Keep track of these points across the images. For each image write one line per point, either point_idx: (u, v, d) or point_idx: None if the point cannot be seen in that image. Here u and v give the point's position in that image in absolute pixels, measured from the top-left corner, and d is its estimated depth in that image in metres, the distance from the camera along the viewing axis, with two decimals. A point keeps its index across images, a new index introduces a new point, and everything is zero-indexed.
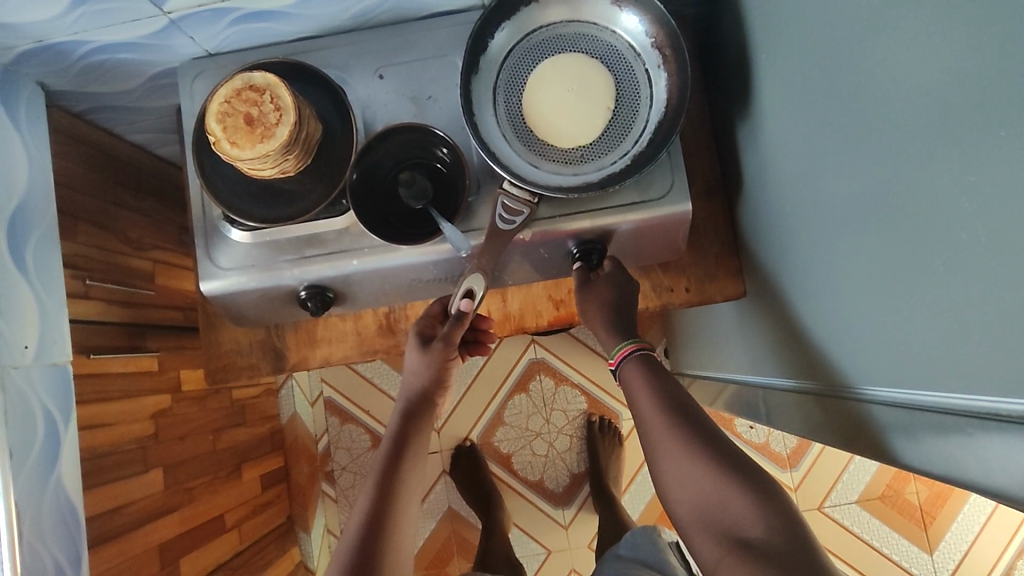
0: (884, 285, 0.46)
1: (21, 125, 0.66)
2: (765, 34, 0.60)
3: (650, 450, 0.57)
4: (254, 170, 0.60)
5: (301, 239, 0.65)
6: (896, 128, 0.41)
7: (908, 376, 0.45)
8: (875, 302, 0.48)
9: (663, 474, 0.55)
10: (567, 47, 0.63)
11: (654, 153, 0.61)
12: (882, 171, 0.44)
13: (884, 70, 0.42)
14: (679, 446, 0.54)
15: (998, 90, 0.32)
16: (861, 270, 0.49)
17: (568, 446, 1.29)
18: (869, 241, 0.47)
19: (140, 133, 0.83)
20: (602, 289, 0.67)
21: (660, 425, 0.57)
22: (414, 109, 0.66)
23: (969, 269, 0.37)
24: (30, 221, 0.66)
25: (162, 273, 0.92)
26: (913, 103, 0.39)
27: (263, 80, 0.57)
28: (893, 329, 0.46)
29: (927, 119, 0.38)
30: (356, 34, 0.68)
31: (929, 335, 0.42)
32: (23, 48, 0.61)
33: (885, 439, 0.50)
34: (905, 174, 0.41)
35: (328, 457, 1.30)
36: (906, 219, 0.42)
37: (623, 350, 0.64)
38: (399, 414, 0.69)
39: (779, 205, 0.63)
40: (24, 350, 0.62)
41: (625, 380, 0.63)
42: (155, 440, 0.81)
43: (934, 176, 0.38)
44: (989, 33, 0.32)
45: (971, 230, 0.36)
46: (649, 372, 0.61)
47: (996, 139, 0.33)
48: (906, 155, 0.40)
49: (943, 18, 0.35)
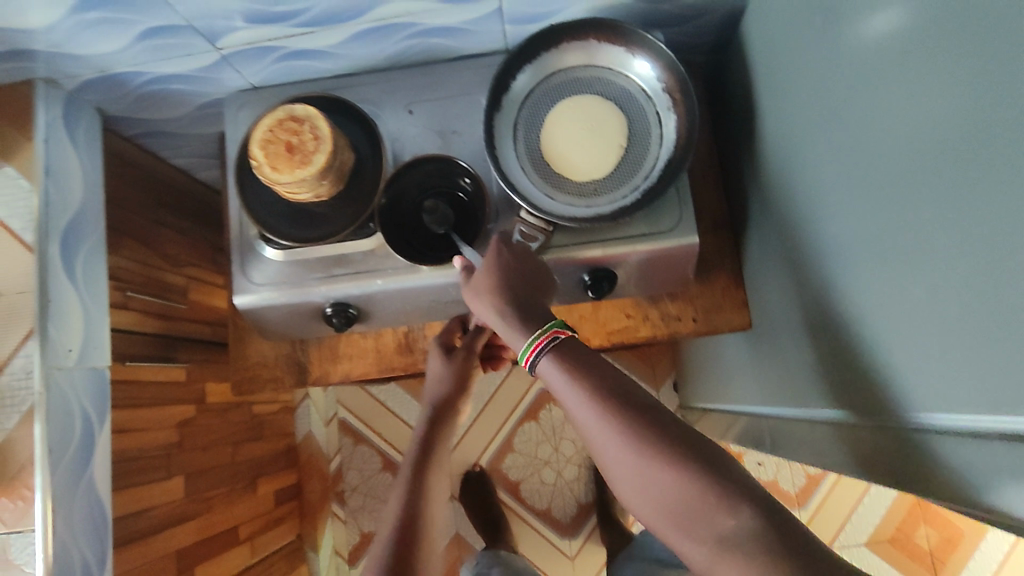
0: (894, 316, 0.49)
1: (79, 143, 0.71)
2: (774, 82, 0.64)
3: (594, 450, 0.50)
4: (290, 193, 0.65)
5: (329, 259, 0.70)
6: (905, 167, 0.45)
7: (916, 403, 0.48)
8: (885, 332, 0.51)
9: (618, 478, 0.48)
10: (583, 90, 0.68)
11: (663, 188, 0.65)
12: (891, 209, 0.47)
13: (893, 115, 0.45)
14: (622, 445, 0.47)
15: (1002, 134, 0.35)
16: (874, 304, 0.52)
17: (576, 476, 1.30)
18: (880, 275, 0.50)
19: (183, 157, 0.89)
20: (477, 283, 0.60)
21: (597, 422, 0.49)
22: (441, 142, 0.71)
23: (973, 298, 0.39)
24: (84, 232, 0.71)
25: (196, 290, 0.97)
26: (922, 146, 0.42)
27: (303, 112, 0.63)
28: (901, 357, 0.49)
29: (934, 161, 0.41)
30: (389, 72, 0.73)
31: (934, 362, 0.44)
32: (88, 77, 0.68)
33: (889, 465, 0.53)
34: (914, 210, 0.44)
35: (339, 477, 1.33)
36: (917, 251, 0.45)
37: (537, 343, 0.55)
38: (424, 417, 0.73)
39: (790, 240, 0.67)
40: (68, 353, 0.66)
41: (546, 377, 0.54)
42: (179, 448, 0.85)
43: (942, 212, 0.41)
44: (995, 84, 0.36)
45: (976, 261, 0.39)
46: (569, 359, 0.53)
47: (1000, 177, 0.36)
48: (917, 193, 0.44)
49: (955, 69, 0.39)
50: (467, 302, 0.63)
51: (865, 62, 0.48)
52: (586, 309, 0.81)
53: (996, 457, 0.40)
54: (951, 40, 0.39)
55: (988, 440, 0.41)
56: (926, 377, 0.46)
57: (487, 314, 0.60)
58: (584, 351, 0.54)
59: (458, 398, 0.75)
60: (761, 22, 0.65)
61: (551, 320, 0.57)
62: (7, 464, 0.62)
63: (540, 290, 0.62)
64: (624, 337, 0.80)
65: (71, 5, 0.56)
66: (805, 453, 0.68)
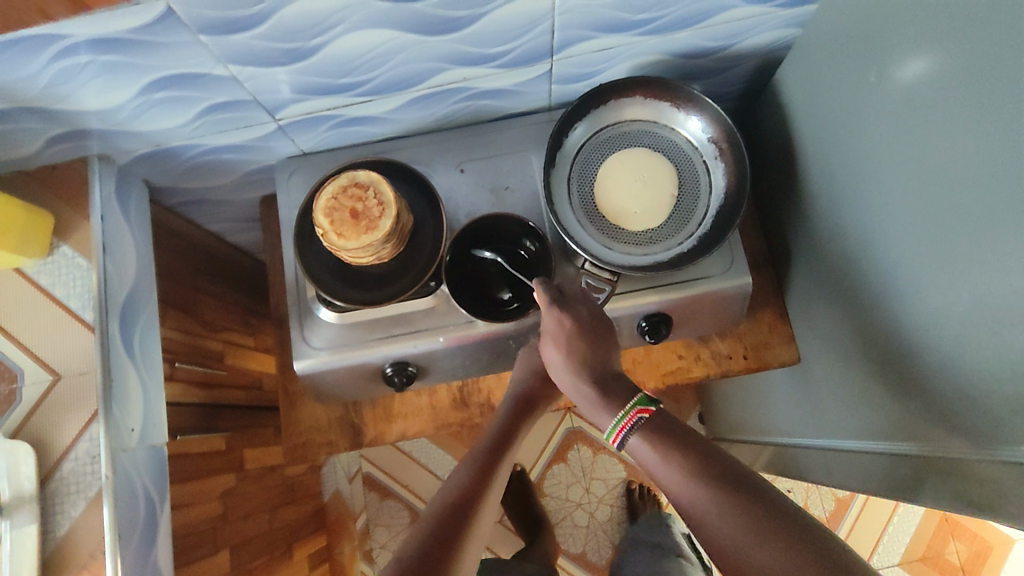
0: (959, 350, 0.52)
1: (131, 216, 0.71)
2: (814, 127, 0.68)
3: (694, 528, 0.49)
4: (354, 259, 0.65)
5: (390, 318, 0.70)
6: (966, 212, 0.48)
7: (988, 434, 0.50)
8: (950, 365, 0.53)
9: (723, 557, 0.47)
10: (632, 143, 0.70)
11: (718, 234, 0.67)
12: (956, 249, 0.50)
13: (948, 164, 0.49)
14: (722, 520, 0.46)
15: None
16: (935, 338, 0.55)
17: (610, 518, 1.29)
18: (944, 310, 0.53)
19: (220, 220, 0.89)
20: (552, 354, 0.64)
21: (694, 497, 0.49)
22: (493, 199, 0.73)
23: None
24: (138, 307, 0.70)
25: (232, 354, 0.95)
26: (981, 190, 0.46)
27: (367, 178, 0.64)
28: (971, 391, 0.51)
29: (997, 206, 0.45)
30: (438, 134, 0.75)
31: (1008, 394, 0.47)
32: (140, 151, 0.68)
33: (963, 494, 0.54)
34: (983, 252, 0.47)
35: (367, 535, 1.32)
36: (988, 285, 0.47)
37: (622, 423, 0.56)
38: (510, 404, 0.70)
39: (837, 277, 0.69)
40: (131, 432, 0.64)
41: (638, 455, 0.55)
42: (223, 521, 0.82)
43: (1008, 255, 0.44)
44: None
45: None
46: (656, 436, 0.54)
47: None
48: (984, 234, 0.47)
49: (1012, 125, 0.42)
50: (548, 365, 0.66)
51: (915, 113, 0.52)
52: (638, 352, 0.82)
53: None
54: (1004, 103, 0.43)
55: None
56: (1002, 407, 0.48)
57: (574, 388, 0.63)
58: (676, 427, 0.54)
59: (545, 397, 0.72)
60: (799, 74, 0.69)
61: (636, 394, 0.59)
62: (75, 556, 0.60)
63: (608, 339, 0.63)
64: (678, 377, 0.81)
65: (143, 85, 0.57)
66: (856, 477, 0.72)
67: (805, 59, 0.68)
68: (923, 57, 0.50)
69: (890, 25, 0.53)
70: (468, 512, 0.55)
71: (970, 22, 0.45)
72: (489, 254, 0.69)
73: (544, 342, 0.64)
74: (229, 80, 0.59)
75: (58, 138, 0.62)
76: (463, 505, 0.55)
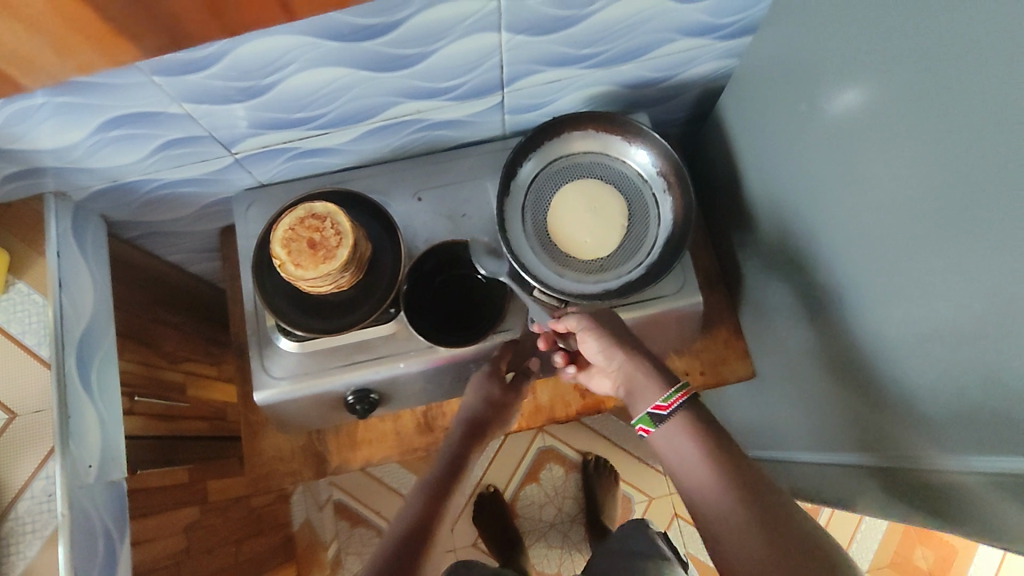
0: (901, 361, 0.55)
1: (88, 251, 0.72)
2: (755, 151, 0.72)
3: (700, 511, 0.53)
4: (313, 287, 0.66)
5: (351, 346, 0.71)
6: (900, 233, 0.51)
7: (936, 441, 0.53)
8: (894, 376, 0.56)
9: (709, 529, 0.52)
10: (584, 174, 0.73)
11: (668, 261, 0.69)
12: (892, 266, 0.53)
13: (882, 186, 0.52)
14: (725, 502, 0.52)
15: (980, 208, 0.42)
16: (879, 351, 0.57)
17: (584, 537, 1.29)
18: (888, 321, 0.56)
19: (178, 251, 0.90)
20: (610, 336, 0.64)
21: (706, 485, 0.53)
22: (451, 225, 0.74)
23: (979, 343, 0.45)
24: (96, 342, 0.70)
25: (193, 385, 0.95)
26: (914, 208, 0.49)
27: (324, 210, 0.66)
28: (917, 402, 0.54)
29: (925, 226, 0.48)
30: (395, 163, 0.77)
31: (950, 403, 0.50)
32: (96, 187, 0.69)
33: (924, 504, 0.57)
34: (914, 269, 0.51)
35: (337, 564, 1.31)
36: (921, 300, 0.51)
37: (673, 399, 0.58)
38: (459, 432, 0.72)
39: (785, 293, 0.73)
40: (89, 469, 0.64)
41: (666, 438, 0.58)
42: (188, 555, 0.81)
43: (944, 272, 0.47)
44: (967, 172, 0.43)
45: (977, 313, 0.45)
46: (697, 430, 0.56)
47: (983, 248, 0.43)
48: (916, 253, 0.50)
49: (931, 152, 0.46)
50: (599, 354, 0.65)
51: (847, 140, 0.55)
52: None
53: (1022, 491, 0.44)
54: (923, 132, 0.46)
55: (1001, 478, 0.46)
56: (947, 416, 0.51)
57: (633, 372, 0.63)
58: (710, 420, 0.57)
59: (494, 424, 0.74)
60: (737, 102, 0.73)
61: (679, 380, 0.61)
62: None
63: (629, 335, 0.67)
64: None
65: (98, 124, 0.58)
66: (822, 479, 0.74)
67: (742, 88, 0.71)
68: (844, 88, 0.54)
69: (814, 59, 0.57)
70: (424, 533, 0.58)
71: (885, 58, 0.49)
72: (504, 273, 0.69)
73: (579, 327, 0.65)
74: (185, 117, 0.60)
75: (13, 176, 0.63)
76: (412, 541, 0.57)
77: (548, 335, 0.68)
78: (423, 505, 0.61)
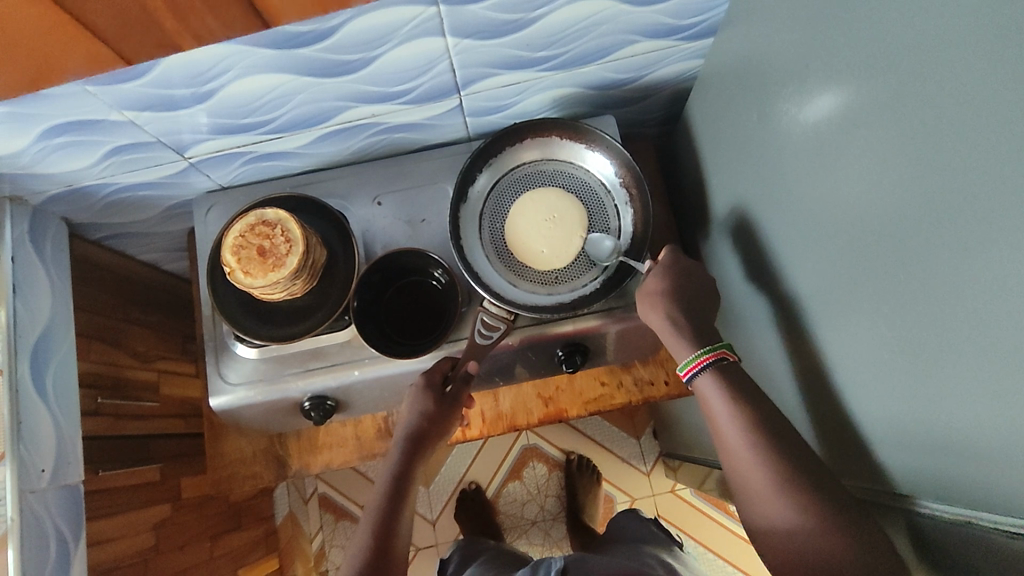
0: (832, 387, 0.52)
1: (46, 255, 0.72)
2: (719, 158, 0.69)
3: (732, 465, 0.54)
4: (265, 293, 0.65)
5: (306, 352, 0.69)
6: (825, 255, 0.49)
7: (862, 469, 0.50)
8: (826, 400, 0.54)
9: (742, 484, 0.53)
10: (547, 181, 0.71)
11: (622, 277, 0.67)
12: (821, 289, 0.51)
13: (814, 204, 0.50)
14: (756, 462, 0.52)
15: (896, 238, 0.40)
16: (815, 372, 0.55)
17: (565, 535, 1.27)
18: (819, 344, 0.53)
19: (149, 252, 0.90)
20: (669, 303, 0.62)
21: (741, 445, 0.53)
22: (409, 231, 0.73)
23: (894, 380, 0.43)
24: (52, 346, 0.70)
25: (167, 383, 0.95)
26: (839, 229, 0.47)
27: (275, 216, 0.64)
28: (845, 428, 0.52)
29: (850, 250, 0.46)
30: (355, 166, 0.76)
31: (872, 435, 0.48)
32: (53, 191, 0.69)
33: None
34: (838, 297, 0.48)
35: (322, 556, 1.32)
36: (843, 325, 0.48)
37: (697, 360, 0.58)
38: (401, 449, 0.68)
39: (742, 305, 0.70)
40: (41, 474, 0.65)
41: (703, 392, 0.57)
42: (156, 552, 0.80)
43: (862, 301, 0.45)
44: (885, 201, 0.40)
45: (890, 344, 0.43)
46: (730, 387, 0.56)
47: (897, 281, 0.41)
48: (841, 277, 0.47)
49: (859, 174, 0.43)
50: (646, 315, 0.63)
51: (789, 153, 0.53)
52: (562, 380, 0.81)
53: (950, 537, 0.41)
54: (851, 152, 0.44)
55: (924, 517, 0.43)
56: (869, 448, 0.48)
57: (674, 344, 0.61)
58: (743, 378, 0.56)
59: (436, 434, 0.69)
60: (705, 106, 0.71)
61: (721, 342, 0.60)
62: None
63: (711, 301, 0.64)
64: (601, 405, 0.80)
65: (39, 132, 0.58)
66: None
67: (709, 91, 0.69)
68: (788, 100, 0.51)
69: (765, 67, 0.54)
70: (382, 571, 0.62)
71: (822, 71, 0.46)
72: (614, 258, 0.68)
73: (648, 265, 0.66)
74: (127, 124, 0.59)
75: None
76: None
77: (525, 335, 0.67)
78: (371, 547, 0.63)
